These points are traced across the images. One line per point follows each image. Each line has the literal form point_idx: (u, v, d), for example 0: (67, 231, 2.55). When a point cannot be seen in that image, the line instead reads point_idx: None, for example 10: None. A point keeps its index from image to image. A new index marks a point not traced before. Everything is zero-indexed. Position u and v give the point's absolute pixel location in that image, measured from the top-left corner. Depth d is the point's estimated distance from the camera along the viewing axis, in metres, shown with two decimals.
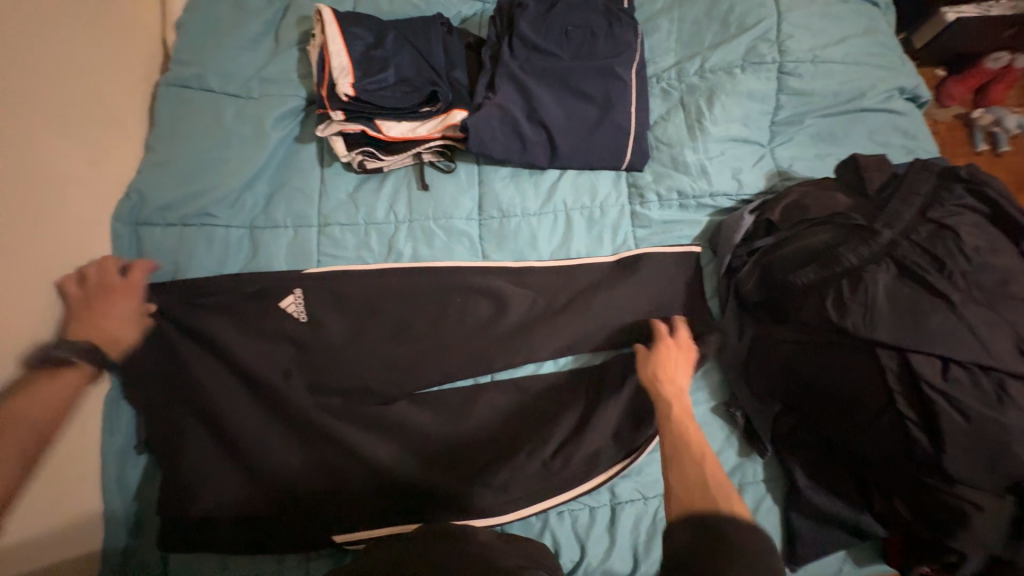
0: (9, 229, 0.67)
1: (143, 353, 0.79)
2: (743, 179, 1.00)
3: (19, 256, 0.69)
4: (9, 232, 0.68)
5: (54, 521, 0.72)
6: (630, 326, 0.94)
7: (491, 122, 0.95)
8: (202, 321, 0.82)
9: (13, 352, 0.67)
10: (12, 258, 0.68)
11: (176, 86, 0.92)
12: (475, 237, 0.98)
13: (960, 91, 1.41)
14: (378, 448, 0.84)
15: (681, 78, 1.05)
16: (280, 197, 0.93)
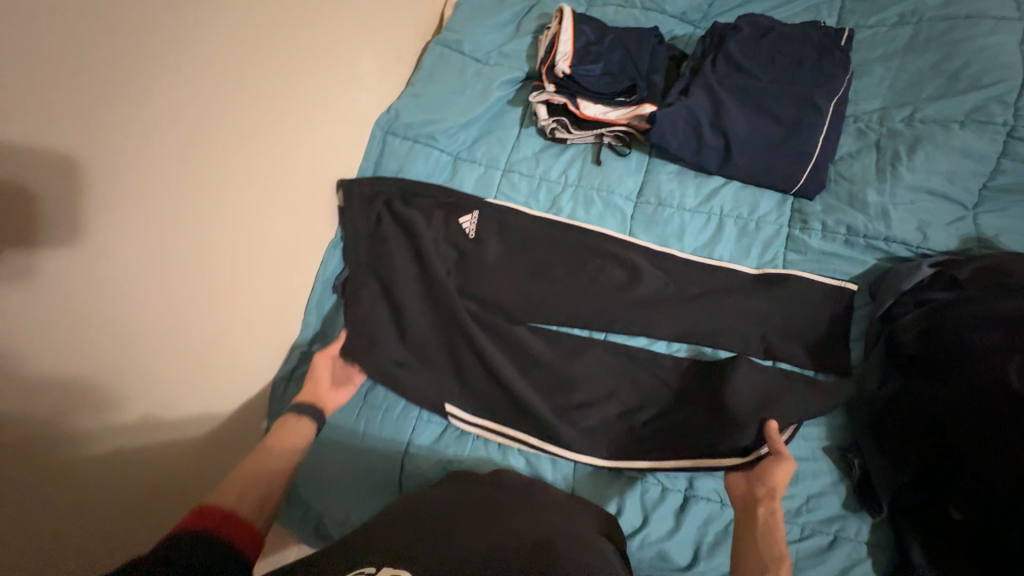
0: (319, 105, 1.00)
1: (361, 220, 1.05)
2: (930, 233, 0.94)
3: (323, 126, 1.02)
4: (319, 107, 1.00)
5: (274, 309, 0.98)
6: (753, 336, 0.95)
7: (676, 120, 1.06)
8: (403, 211, 1.05)
9: (301, 183, 0.99)
10: (319, 125, 1.01)
11: (440, 45, 1.21)
12: (628, 215, 1.08)
13: None
14: (492, 356, 0.95)
15: (883, 122, 1.03)
16: (484, 141, 1.15)
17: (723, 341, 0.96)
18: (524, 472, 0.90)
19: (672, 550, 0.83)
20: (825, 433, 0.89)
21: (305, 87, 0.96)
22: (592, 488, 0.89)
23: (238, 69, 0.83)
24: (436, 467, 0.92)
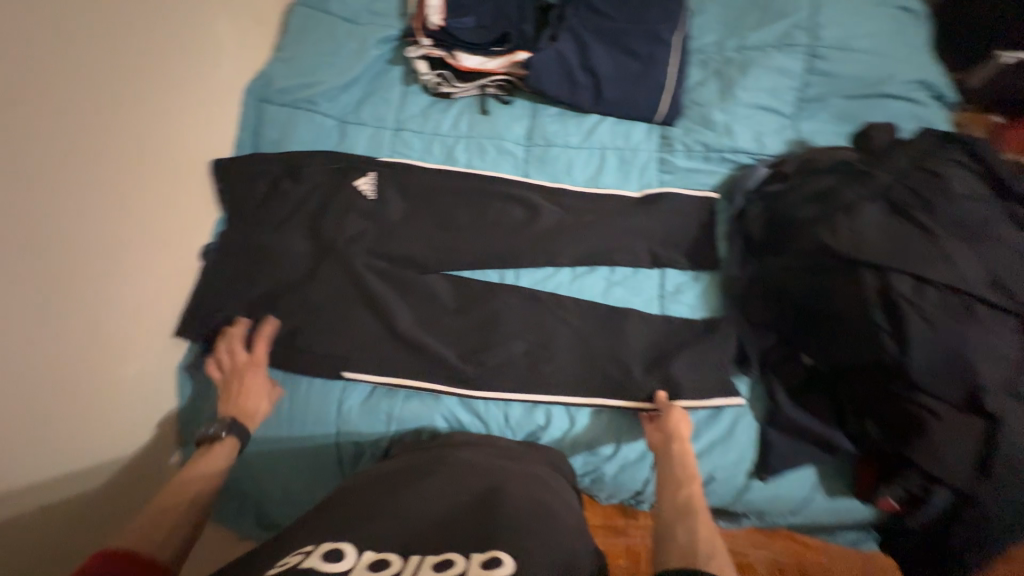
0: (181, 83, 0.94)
1: (250, 194, 0.99)
2: (764, 141, 1.12)
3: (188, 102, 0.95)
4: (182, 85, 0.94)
5: (162, 299, 0.92)
6: (642, 249, 1.08)
7: (549, 64, 1.13)
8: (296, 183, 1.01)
9: (172, 166, 0.93)
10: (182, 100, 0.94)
11: (305, 6, 1.16)
12: (520, 158, 1.15)
13: None
14: (412, 306, 0.99)
15: (720, 53, 1.19)
16: (369, 101, 1.13)
17: (617, 258, 1.07)
18: (458, 408, 0.95)
19: (598, 443, 0.95)
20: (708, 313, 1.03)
21: (129, 62, 0.83)
22: (522, 409, 0.96)
23: (28, 65, 0.69)
24: (371, 423, 0.94)
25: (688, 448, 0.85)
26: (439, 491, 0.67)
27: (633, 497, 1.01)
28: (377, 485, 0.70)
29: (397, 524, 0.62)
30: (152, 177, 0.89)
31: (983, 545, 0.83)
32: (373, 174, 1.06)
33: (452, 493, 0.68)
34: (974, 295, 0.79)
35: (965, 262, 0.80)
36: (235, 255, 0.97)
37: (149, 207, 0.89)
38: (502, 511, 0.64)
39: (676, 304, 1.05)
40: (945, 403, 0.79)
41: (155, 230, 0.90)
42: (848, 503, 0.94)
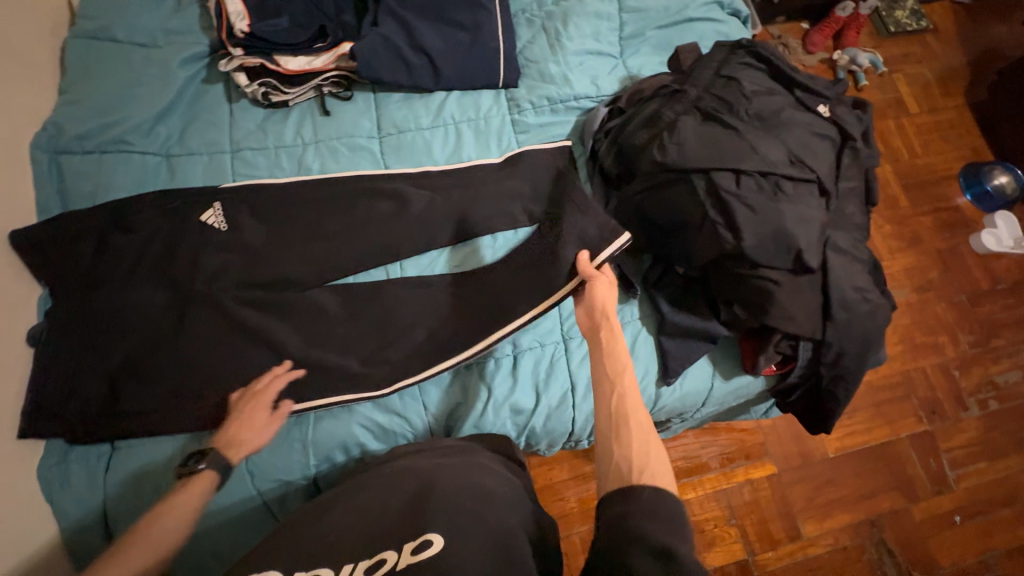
0: None
1: (75, 258, 0.88)
2: (600, 83, 1.20)
3: None
4: None
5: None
6: (517, 210, 1.11)
7: (377, 50, 1.11)
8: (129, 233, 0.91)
9: None
10: None
11: (83, 38, 1.02)
12: (377, 151, 1.12)
13: (820, 39, 1.85)
14: (300, 326, 0.95)
15: (541, 8, 1.24)
16: (193, 128, 1.04)
17: (496, 224, 1.09)
18: (376, 412, 0.94)
19: (519, 400, 0.99)
20: None
21: None
22: (438, 393, 0.98)
23: None
24: (287, 453, 0.90)
25: (615, 329, 0.83)
26: (374, 498, 0.72)
27: (570, 438, 1.06)
28: (313, 513, 0.73)
29: (333, 539, 0.67)
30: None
31: (848, 376, 0.98)
32: (219, 203, 0.98)
33: (387, 495, 0.73)
34: (780, 173, 0.92)
35: (768, 148, 0.92)
36: (75, 329, 0.86)
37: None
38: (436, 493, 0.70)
39: None
40: (782, 270, 0.92)
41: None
42: (744, 379, 1.07)
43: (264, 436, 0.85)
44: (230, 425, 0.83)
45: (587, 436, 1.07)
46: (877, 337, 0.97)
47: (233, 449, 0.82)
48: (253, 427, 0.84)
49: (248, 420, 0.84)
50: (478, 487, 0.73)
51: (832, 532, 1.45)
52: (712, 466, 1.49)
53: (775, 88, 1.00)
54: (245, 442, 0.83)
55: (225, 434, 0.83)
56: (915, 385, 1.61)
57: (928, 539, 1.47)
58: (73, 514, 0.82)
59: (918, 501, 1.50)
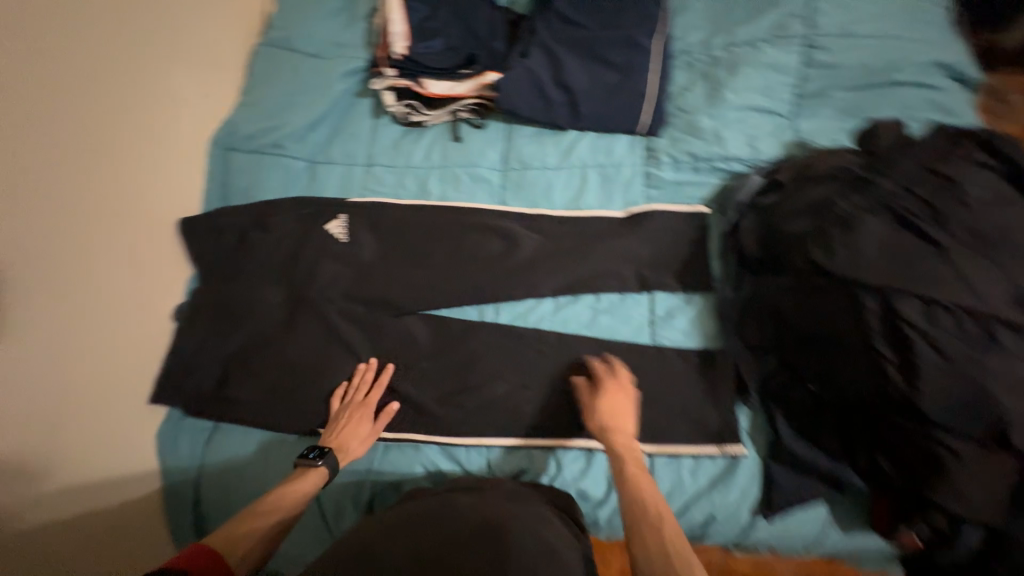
0: (149, 142, 0.94)
1: (222, 248, 0.99)
2: (758, 146, 1.04)
3: (152, 162, 0.95)
4: (148, 145, 0.94)
5: (145, 362, 0.92)
6: (630, 274, 1.01)
7: (521, 83, 1.07)
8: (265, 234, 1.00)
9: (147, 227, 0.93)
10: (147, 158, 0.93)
11: (270, 46, 1.13)
12: (497, 184, 1.10)
13: None
14: (388, 352, 0.97)
15: (707, 52, 1.11)
16: (339, 138, 1.10)
17: (601, 283, 1.01)
18: (440, 457, 0.92)
19: (588, 487, 0.90)
20: (702, 341, 0.96)
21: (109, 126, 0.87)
22: (505, 454, 0.91)
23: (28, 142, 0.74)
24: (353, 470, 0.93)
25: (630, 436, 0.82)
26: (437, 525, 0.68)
27: None
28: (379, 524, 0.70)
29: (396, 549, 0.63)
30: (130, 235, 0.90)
31: None
32: (344, 216, 1.03)
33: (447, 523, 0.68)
34: (994, 316, 0.70)
35: (982, 280, 0.71)
36: (208, 311, 0.96)
37: (129, 263, 0.90)
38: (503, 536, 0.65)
39: (667, 330, 0.98)
40: (965, 438, 0.71)
41: (135, 288, 0.91)
42: (864, 537, 0.87)
43: (364, 445, 0.89)
44: (342, 427, 0.89)
45: None
46: None
47: (341, 452, 0.86)
48: (359, 435, 0.89)
49: (357, 428, 0.89)
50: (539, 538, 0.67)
51: None
52: None
53: (1010, 199, 0.77)
54: (353, 447, 0.87)
55: (334, 437, 0.88)
56: None
57: None
58: (175, 474, 0.92)
59: None
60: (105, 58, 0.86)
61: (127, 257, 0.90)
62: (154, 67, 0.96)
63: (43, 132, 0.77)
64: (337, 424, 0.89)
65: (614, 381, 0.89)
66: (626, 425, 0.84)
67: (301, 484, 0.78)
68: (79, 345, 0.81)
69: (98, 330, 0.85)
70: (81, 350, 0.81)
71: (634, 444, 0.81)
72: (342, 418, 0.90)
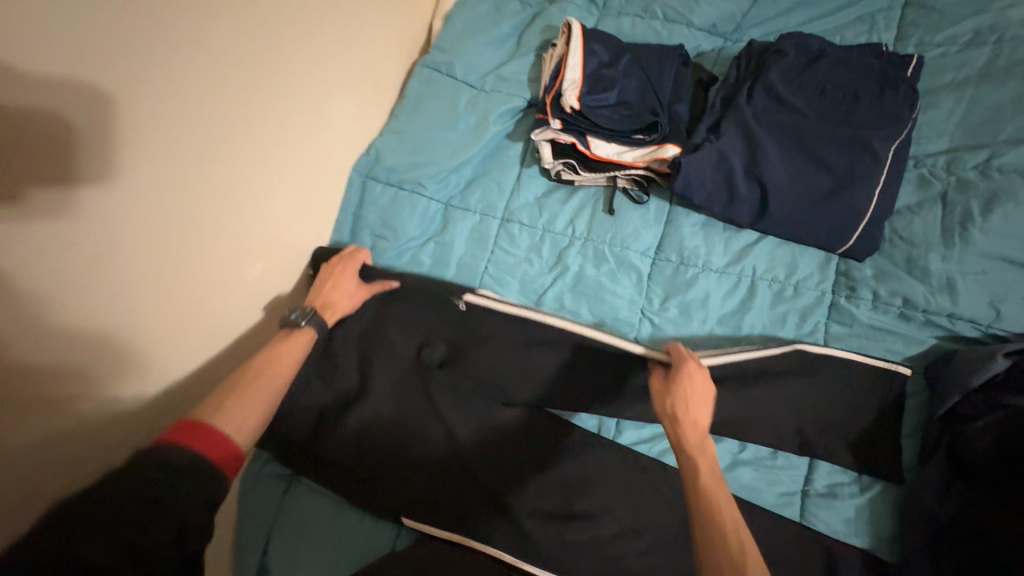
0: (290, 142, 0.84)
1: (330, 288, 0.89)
2: (1004, 312, 0.79)
3: (289, 180, 0.86)
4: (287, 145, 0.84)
5: None
6: (788, 428, 0.83)
7: (705, 166, 0.90)
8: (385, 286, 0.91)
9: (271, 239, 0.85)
10: (283, 163, 0.84)
11: (429, 67, 1.04)
12: (644, 275, 0.94)
13: None
14: (484, 450, 0.85)
15: (951, 169, 0.87)
16: (480, 183, 0.99)
17: (750, 431, 0.84)
18: None
19: None
20: (869, 538, 0.77)
21: (279, 101, 0.80)
22: None
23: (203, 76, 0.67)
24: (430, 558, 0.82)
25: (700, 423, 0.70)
26: None
27: None
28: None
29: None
30: (262, 219, 0.82)
31: None
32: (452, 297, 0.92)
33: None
34: None
35: None
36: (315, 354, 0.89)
37: (252, 249, 0.82)
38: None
39: (825, 513, 0.79)
40: None
41: (253, 283, 0.83)
42: None
43: (349, 301, 0.88)
44: (324, 288, 0.87)
45: None
46: None
47: (326, 309, 0.86)
48: (342, 293, 0.88)
49: (337, 283, 0.89)
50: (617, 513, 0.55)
51: None
52: None
53: None
54: (337, 304, 0.87)
55: (321, 294, 0.87)
56: None
57: None
58: (246, 529, 0.84)
59: None
60: (255, 34, 0.73)
61: (253, 242, 0.81)
62: (324, 65, 0.87)
63: (211, 76, 0.69)
64: (322, 283, 0.88)
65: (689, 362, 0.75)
66: (702, 416, 0.71)
67: (286, 344, 0.78)
68: (178, 314, 0.71)
69: (211, 340, 0.77)
70: (178, 321, 0.72)
71: (707, 442, 0.68)
72: (319, 276, 0.89)
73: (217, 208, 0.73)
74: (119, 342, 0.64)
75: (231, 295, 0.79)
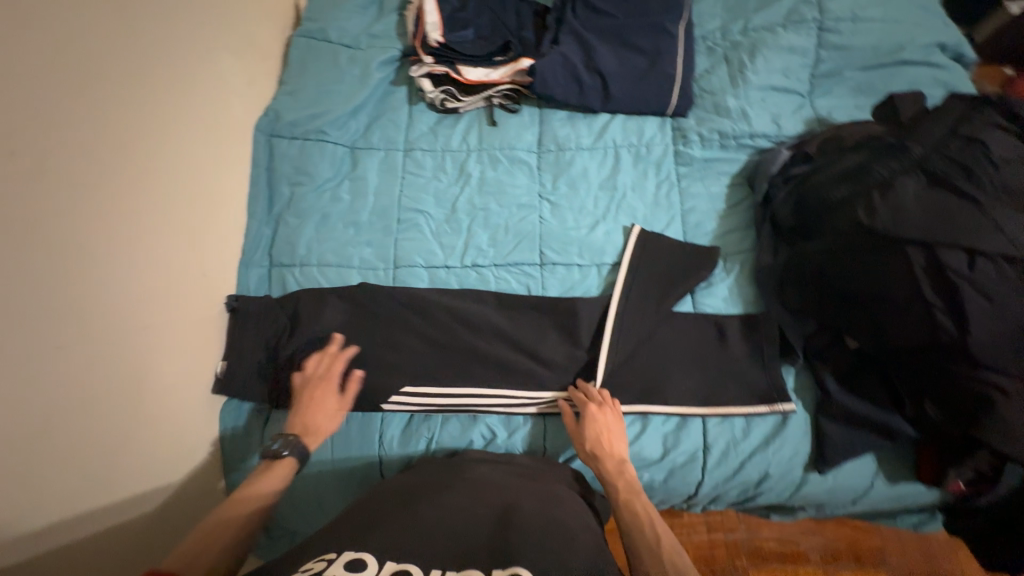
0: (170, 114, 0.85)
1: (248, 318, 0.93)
2: (782, 123, 1.09)
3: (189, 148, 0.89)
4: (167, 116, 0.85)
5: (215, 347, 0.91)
6: (667, 247, 1.04)
7: (554, 68, 1.12)
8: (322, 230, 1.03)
9: (184, 206, 0.87)
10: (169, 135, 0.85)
11: (304, 36, 1.16)
12: (534, 166, 1.13)
13: None
14: (437, 333, 0.98)
15: (726, 37, 1.17)
16: (377, 125, 1.13)
17: (642, 260, 1.03)
18: (498, 424, 0.95)
19: (643, 449, 0.92)
20: (742, 303, 1.00)
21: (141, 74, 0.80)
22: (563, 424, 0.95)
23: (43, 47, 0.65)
24: (409, 449, 0.93)
25: (616, 449, 0.85)
26: (455, 504, 0.70)
27: (686, 501, 0.97)
28: (395, 495, 0.72)
29: (411, 538, 0.63)
30: (175, 176, 0.86)
31: None
32: (344, 331, 0.95)
33: (471, 499, 0.71)
34: None
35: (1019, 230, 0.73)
36: (260, 305, 0.94)
37: (176, 204, 0.86)
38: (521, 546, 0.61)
39: (709, 298, 1.01)
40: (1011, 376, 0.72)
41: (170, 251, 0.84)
42: (913, 488, 0.90)
43: (333, 422, 0.87)
44: (302, 411, 0.85)
45: (705, 502, 0.97)
46: None
47: (311, 436, 0.84)
48: (324, 412, 0.87)
49: (319, 403, 0.87)
50: (548, 547, 0.63)
51: None
52: (811, 559, 1.32)
53: None
54: (322, 427, 0.85)
55: (300, 418, 0.85)
56: None
57: None
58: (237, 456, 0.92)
59: None
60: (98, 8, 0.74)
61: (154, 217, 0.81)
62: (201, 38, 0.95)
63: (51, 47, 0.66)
64: (301, 402, 0.86)
65: (596, 398, 0.91)
66: (618, 446, 0.86)
67: (266, 479, 0.76)
68: (85, 296, 0.69)
69: (148, 300, 0.79)
70: (89, 303, 0.69)
71: (624, 465, 0.84)
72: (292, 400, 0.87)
73: (128, 165, 0.77)
74: (65, 284, 0.66)
75: (152, 247, 0.80)
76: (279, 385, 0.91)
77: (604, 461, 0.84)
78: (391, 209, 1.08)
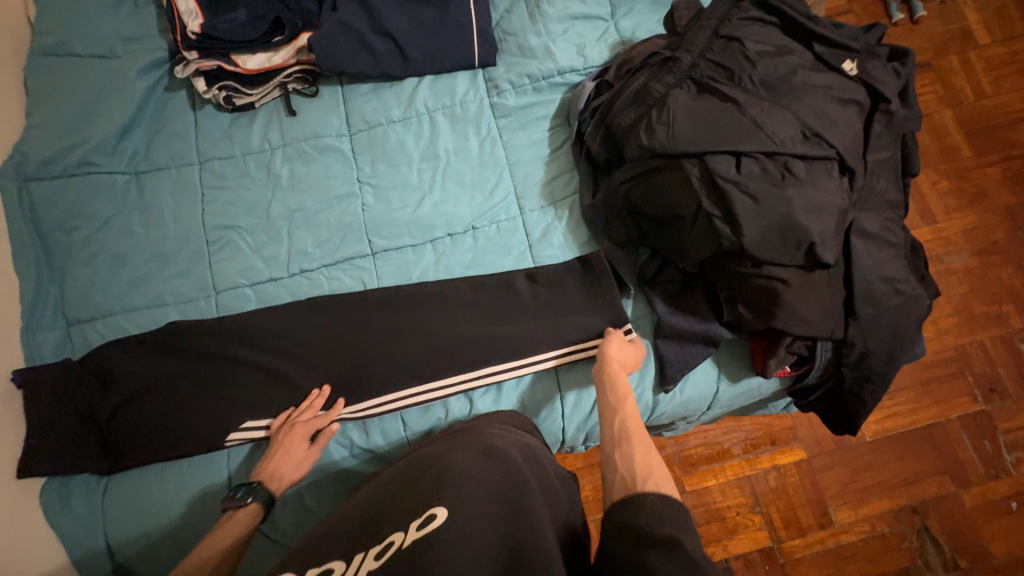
0: None
1: (52, 386, 0.85)
2: (588, 53, 1.05)
3: None
4: None
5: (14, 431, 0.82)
6: (498, 207, 1.01)
7: (336, 37, 1.03)
8: (115, 272, 0.93)
9: None
10: None
11: (44, 55, 1.01)
12: (348, 151, 1.04)
13: None
14: (271, 356, 0.91)
15: None
16: (158, 141, 1.01)
17: (477, 229, 1.00)
18: (356, 427, 0.91)
19: None
20: (578, 248, 0.98)
21: None
22: (421, 412, 0.92)
23: None
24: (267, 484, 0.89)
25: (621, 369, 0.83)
26: (379, 487, 0.67)
27: (564, 446, 1.00)
28: (343, 505, 0.68)
29: (334, 535, 0.61)
30: None
31: (879, 380, 0.86)
32: (168, 375, 0.89)
33: (403, 473, 0.67)
34: (791, 153, 0.76)
35: (775, 122, 0.77)
36: (57, 372, 0.85)
37: None
38: (450, 487, 0.60)
39: (547, 249, 0.98)
40: (788, 266, 0.77)
41: None
42: (754, 381, 0.96)
43: (303, 468, 0.84)
44: (274, 455, 0.84)
45: (582, 441, 1.00)
46: (911, 333, 0.84)
47: (274, 482, 0.82)
48: (294, 459, 0.84)
49: (289, 449, 0.84)
50: (492, 495, 0.61)
51: (868, 519, 1.36)
52: (734, 452, 1.41)
53: (793, 46, 0.84)
54: (285, 473, 0.83)
55: (269, 465, 0.83)
56: (971, 360, 1.46)
57: (979, 528, 1.35)
58: (72, 535, 0.83)
59: (969, 487, 1.38)
60: None
61: None
62: None
63: None
64: (272, 451, 0.84)
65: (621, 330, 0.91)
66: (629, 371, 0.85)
67: (229, 529, 0.77)
68: None
69: None
70: None
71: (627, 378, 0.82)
72: (271, 445, 0.85)
73: None
74: None
75: None
76: (103, 442, 0.86)
77: (609, 395, 0.78)
78: (195, 231, 0.97)
